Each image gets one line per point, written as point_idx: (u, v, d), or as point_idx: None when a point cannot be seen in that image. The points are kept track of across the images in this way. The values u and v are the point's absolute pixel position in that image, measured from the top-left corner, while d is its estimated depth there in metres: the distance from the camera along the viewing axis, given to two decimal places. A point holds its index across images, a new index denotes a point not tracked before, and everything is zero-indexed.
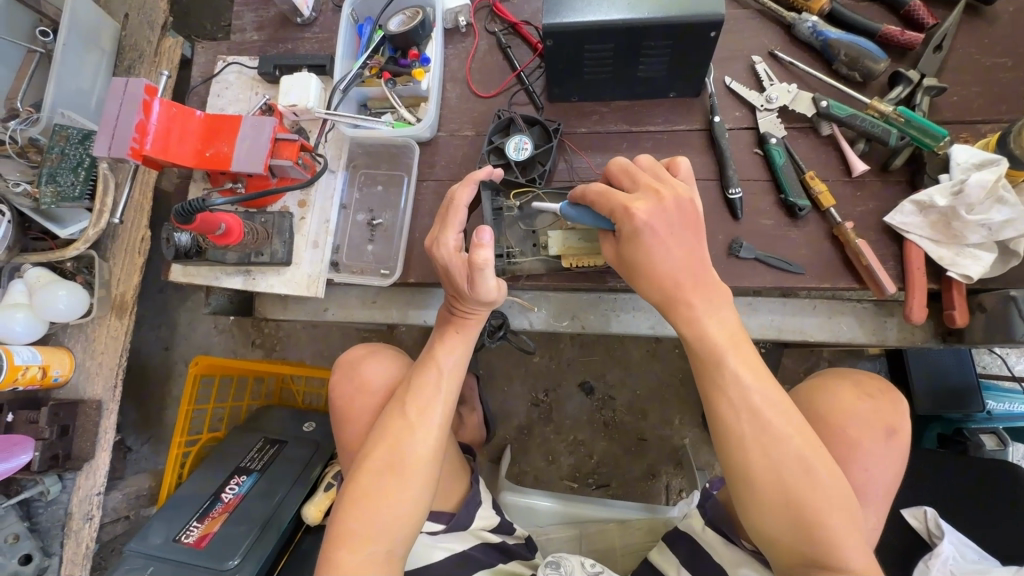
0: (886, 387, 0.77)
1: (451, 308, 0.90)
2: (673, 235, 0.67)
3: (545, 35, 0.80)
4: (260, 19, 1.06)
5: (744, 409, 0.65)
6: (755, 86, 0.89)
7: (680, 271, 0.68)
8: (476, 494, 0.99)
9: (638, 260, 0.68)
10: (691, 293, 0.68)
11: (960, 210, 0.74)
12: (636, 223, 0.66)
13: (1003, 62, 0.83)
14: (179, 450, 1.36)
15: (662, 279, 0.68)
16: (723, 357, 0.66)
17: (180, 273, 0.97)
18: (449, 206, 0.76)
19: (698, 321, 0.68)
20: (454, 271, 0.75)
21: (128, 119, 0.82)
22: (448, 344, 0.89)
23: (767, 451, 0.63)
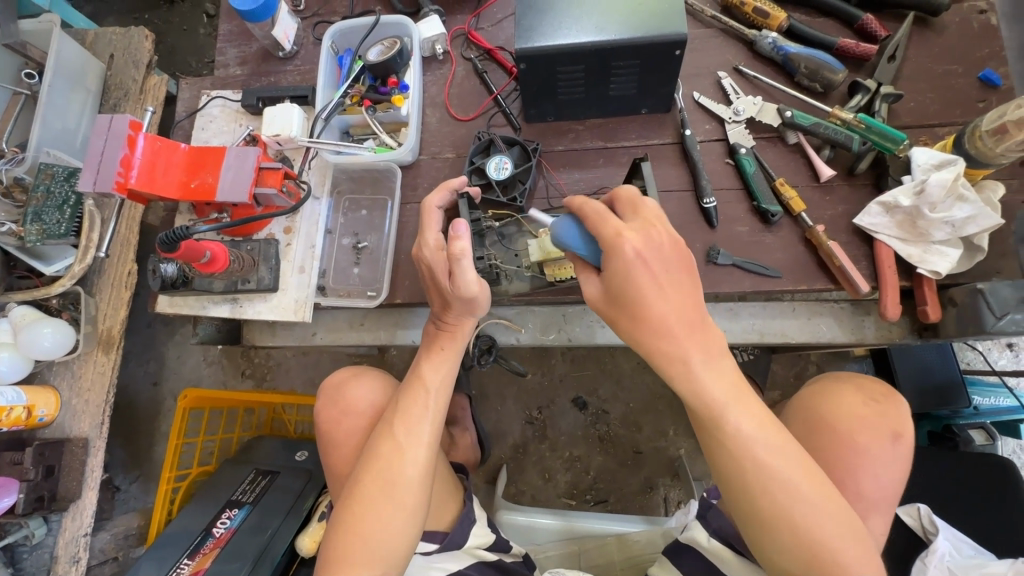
0: (887, 395, 0.78)
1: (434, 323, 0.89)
2: (665, 272, 0.63)
3: (519, 59, 0.83)
4: (243, 54, 1.09)
5: (751, 459, 0.62)
6: (722, 100, 0.92)
7: (679, 320, 0.64)
8: (469, 513, 0.99)
9: (633, 294, 0.64)
10: (683, 346, 0.64)
11: (924, 209, 0.77)
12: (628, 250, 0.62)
13: (954, 69, 0.87)
14: (168, 487, 1.33)
15: (668, 321, 0.63)
16: (724, 414, 0.64)
17: (166, 305, 0.97)
18: (424, 209, 0.79)
19: (694, 376, 0.64)
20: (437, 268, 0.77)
21: (113, 154, 0.84)
22: (434, 361, 0.89)
23: (768, 491, 0.62)
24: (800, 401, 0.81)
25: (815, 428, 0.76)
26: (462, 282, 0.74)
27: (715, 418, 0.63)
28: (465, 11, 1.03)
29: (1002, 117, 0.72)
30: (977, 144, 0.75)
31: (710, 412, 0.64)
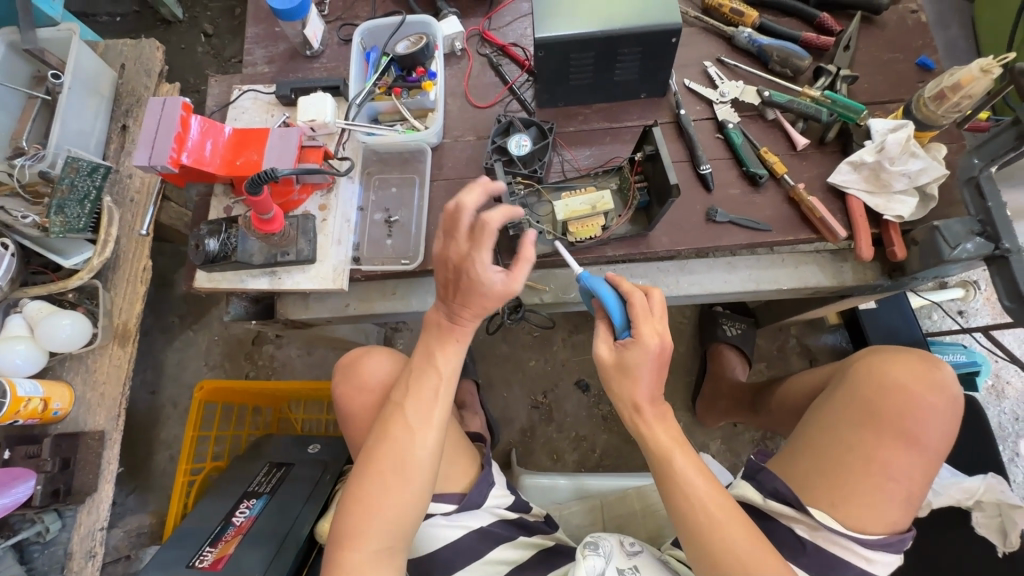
0: (940, 365, 0.92)
1: (447, 312, 0.89)
2: (646, 319, 0.80)
3: (538, 47, 0.95)
4: (271, 53, 1.18)
5: (693, 498, 0.75)
6: (709, 85, 1.07)
7: (648, 397, 0.81)
8: (488, 476, 0.98)
9: (625, 361, 0.80)
10: (638, 396, 0.81)
11: (885, 163, 0.92)
12: (652, 346, 0.78)
13: (897, 56, 1.05)
14: (184, 478, 1.35)
15: (639, 401, 0.81)
16: (673, 456, 0.77)
17: (205, 279, 1.01)
18: (456, 210, 0.81)
19: (649, 431, 0.79)
20: (489, 283, 0.82)
21: (166, 133, 0.91)
22: (446, 349, 0.89)
23: (698, 516, 0.74)
24: (869, 368, 0.93)
25: (892, 389, 0.89)
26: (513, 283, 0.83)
27: (665, 461, 0.78)
28: (478, 14, 1.15)
29: (940, 85, 0.87)
30: (923, 109, 0.90)
31: (661, 458, 0.78)
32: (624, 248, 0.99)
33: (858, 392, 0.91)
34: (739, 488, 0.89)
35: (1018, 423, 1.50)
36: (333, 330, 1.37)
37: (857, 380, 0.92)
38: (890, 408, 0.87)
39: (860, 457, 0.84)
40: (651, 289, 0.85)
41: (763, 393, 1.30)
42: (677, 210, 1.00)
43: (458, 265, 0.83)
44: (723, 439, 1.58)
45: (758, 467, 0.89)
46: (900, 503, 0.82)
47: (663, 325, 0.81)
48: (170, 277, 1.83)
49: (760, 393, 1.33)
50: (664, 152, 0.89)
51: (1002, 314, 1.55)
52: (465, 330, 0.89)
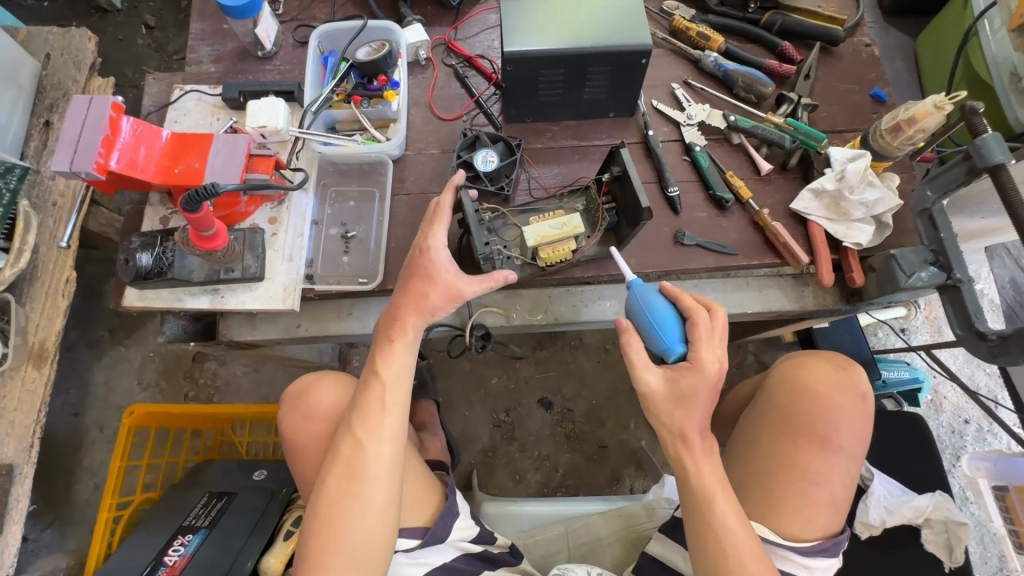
0: (847, 363, 0.95)
1: (392, 311, 0.81)
2: (707, 345, 0.75)
3: (506, 61, 0.92)
4: (218, 52, 1.09)
5: (728, 543, 0.73)
6: (677, 107, 1.07)
7: (698, 429, 0.76)
8: (453, 505, 0.92)
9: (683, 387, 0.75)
10: (688, 430, 0.75)
11: (845, 192, 0.94)
12: (711, 376, 0.74)
13: (852, 87, 1.08)
14: (108, 514, 1.21)
15: (687, 431, 0.75)
16: (715, 498, 0.74)
17: (136, 297, 0.92)
18: (433, 214, 0.84)
19: (699, 476, 0.75)
20: (435, 266, 0.80)
21: (92, 135, 0.81)
22: (387, 355, 0.81)
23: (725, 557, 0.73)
24: (782, 376, 0.95)
25: (802, 393, 0.90)
26: (472, 284, 0.81)
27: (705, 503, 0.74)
28: (444, 23, 1.11)
29: (896, 118, 0.89)
30: (880, 141, 0.92)
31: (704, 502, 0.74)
32: (593, 270, 0.97)
33: (773, 399, 0.92)
34: None
35: (955, 436, 1.58)
36: (284, 349, 1.29)
37: (774, 389, 0.94)
38: (801, 412, 0.89)
39: (779, 463, 0.86)
40: (714, 308, 0.80)
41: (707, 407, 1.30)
42: (645, 232, 0.99)
43: (413, 256, 0.83)
44: None
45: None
46: (827, 507, 0.84)
47: (723, 348, 0.77)
48: (99, 287, 1.67)
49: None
50: (632, 173, 0.88)
51: (940, 331, 1.64)
52: (407, 331, 0.80)
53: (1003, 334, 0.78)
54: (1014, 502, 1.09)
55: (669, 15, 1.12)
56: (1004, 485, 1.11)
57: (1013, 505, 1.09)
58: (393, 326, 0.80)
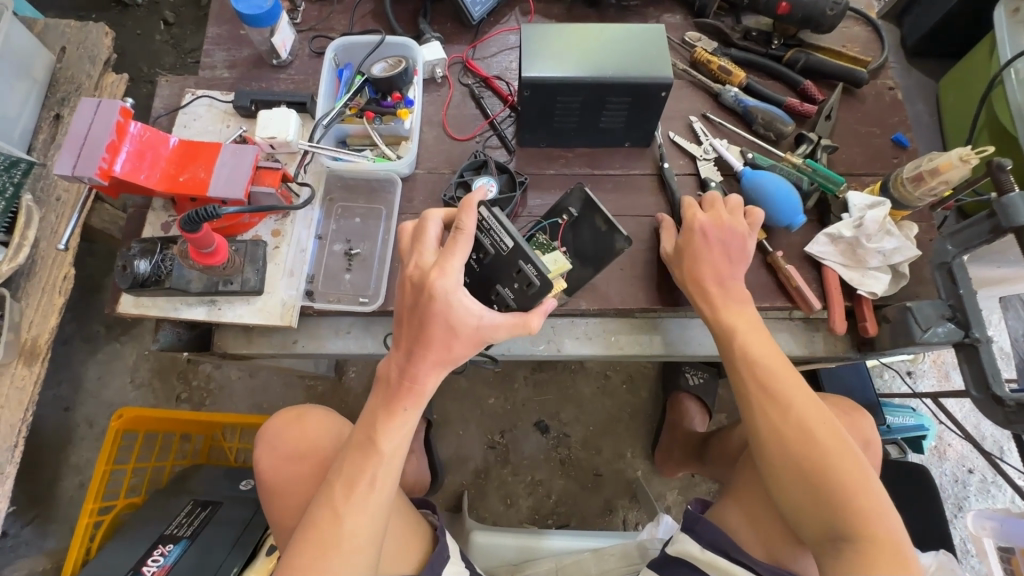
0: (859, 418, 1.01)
1: (401, 366, 0.74)
2: (692, 209, 0.88)
3: (524, 86, 0.91)
4: (233, 58, 1.08)
5: (754, 383, 0.77)
6: (693, 140, 1.05)
7: (713, 278, 0.84)
8: (443, 549, 0.88)
9: (685, 251, 0.87)
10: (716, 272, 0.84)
11: (862, 240, 0.92)
12: (699, 227, 0.85)
13: (873, 130, 1.06)
14: (90, 519, 1.17)
15: (704, 280, 0.84)
16: (739, 342, 0.80)
17: (131, 304, 0.90)
18: (456, 234, 0.72)
19: (757, 368, 0.78)
20: (454, 309, 0.71)
21: (96, 140, 0.80)
22: (394, 421, 0.74)
23: (810, 461, 0.72)
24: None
25: None
26: (497, 329, 0.74)
27: (782, 408, 0.75)
28: (463, 42, 1.10)
29: (919, 167, 0.87)
30: (901, 189, 0.90)
31: (769, 407, 0.76)
32: (599, 304, 0.95)
33: None
34: (680, 543, 0.88)
35: (958, 485, 1.55)
36: (280, 361, 1.26)
37: None
38: None
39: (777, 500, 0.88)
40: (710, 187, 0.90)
41: (711, 443, 1.31)
42: (655, 267, 0.97)
43: (418, 290, 0.72)
44: (680, 488, 1.55)
45: (696, 517, 0.90)
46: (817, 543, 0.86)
47: (709, 211, 0.87)
48: (99, 282, 1.66)
49: (709, 442, 1.34)
50: (603, 211, 0.89)
51: (947, 377, 1.61)
52: (423, 389, 0.74)
53: (1021, 401, 0.75)
54: (1019, 564, 1.05)
55: (690, 46, 1.11)
56: (1010, 546, 1.08)
57: (1018, 567, 1.06)
58: (408, 380, 0.73)
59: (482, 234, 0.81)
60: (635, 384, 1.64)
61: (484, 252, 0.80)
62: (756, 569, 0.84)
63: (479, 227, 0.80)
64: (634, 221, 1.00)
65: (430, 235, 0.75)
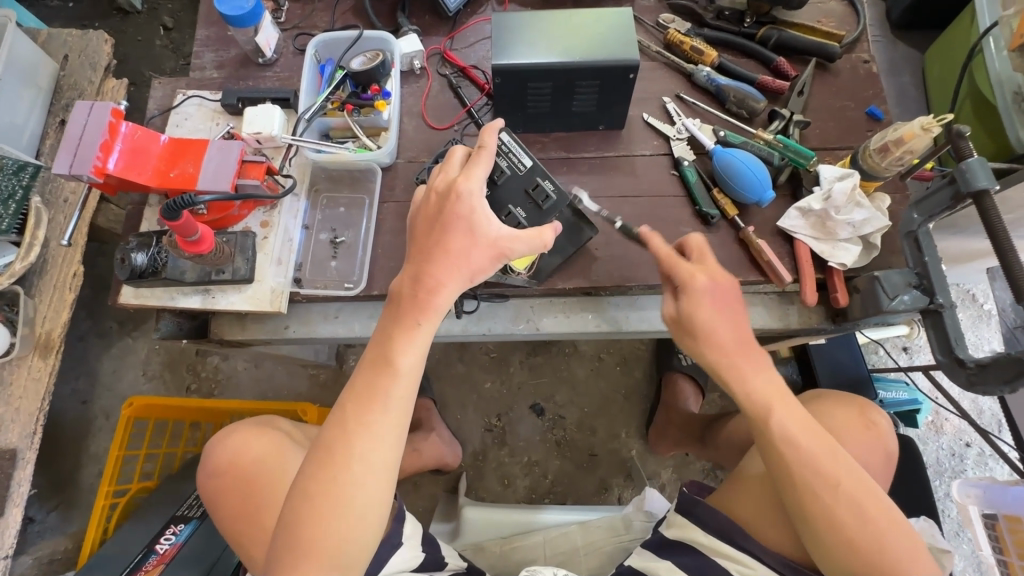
0: (875, 416, 0.96)
1: (412, 277, 0.78)
2: (692, 275, 0.83)
3: (495, 73, 0.94)
4: (221, 58, 1.13)
5: (789, 451, 0.76)
6: (667, 121, 1.07)
7: (731, 346, 0.81)
8: (394, 535, 0.93)
9: (696, 324, 0.81)
10: (724, 339, 0.81)
11: (831, 212, 0.93)
12: (698, 293, 0.82)
13: (847, 104, 1.07)
14: (106, 501, 1.24)
15: (723, 348, 0.81)
16: (766, 408, 0.78)
17: (131, 295, 0.96)
18: (480, 150, 0.84)
19: (787, 433, 0.77)
20: (477, 214, 0.79)
21: (91, 139, 0.85)
22: (409, 339, 0.76)
23: (862, 540, 0.72)
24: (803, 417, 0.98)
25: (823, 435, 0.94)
26: (516, 241, 0.81)
27: (829, 486, 0.74)
28: (440, 33, 1.13)
29: (884, 138, 0.88)
30: (869, 160, 0.91)
31: (820, 490, 0.74)
32: (575, 283, 0.98)
33: None
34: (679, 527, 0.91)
35: (955, 459, 1.55)
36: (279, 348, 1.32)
37: None
38: None
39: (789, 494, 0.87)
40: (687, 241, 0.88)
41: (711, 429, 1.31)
42: (630, 246, 1.00)
43: (445, 196, 0.81)
44: (675, 467, 1.58)
45: (695, 501, 0.90)
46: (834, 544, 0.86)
47: (710, 275, 0.83)
48: (110, 280, 1.73)
49: (710, 426, 1.34)
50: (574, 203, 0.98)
51: None
52: (440, 302, 0.77)
53: (982, 362, 0.76)
54: (1003, 531, 1.07)
55: (664, 28, 1.12)
56: (993, 513, 1.09)
57: (1002, 534, 1.07)
58: (423, 293, 0.77)
59: (500, 157, 0.96)
60: (629, 366, 1.66)
61: (501, 173, 0.96)
62: (765, 560, 0.84)
63: (501, 148, 0.96)
64: (609, 201, 1.03)
65: (456, 156, 0.86)
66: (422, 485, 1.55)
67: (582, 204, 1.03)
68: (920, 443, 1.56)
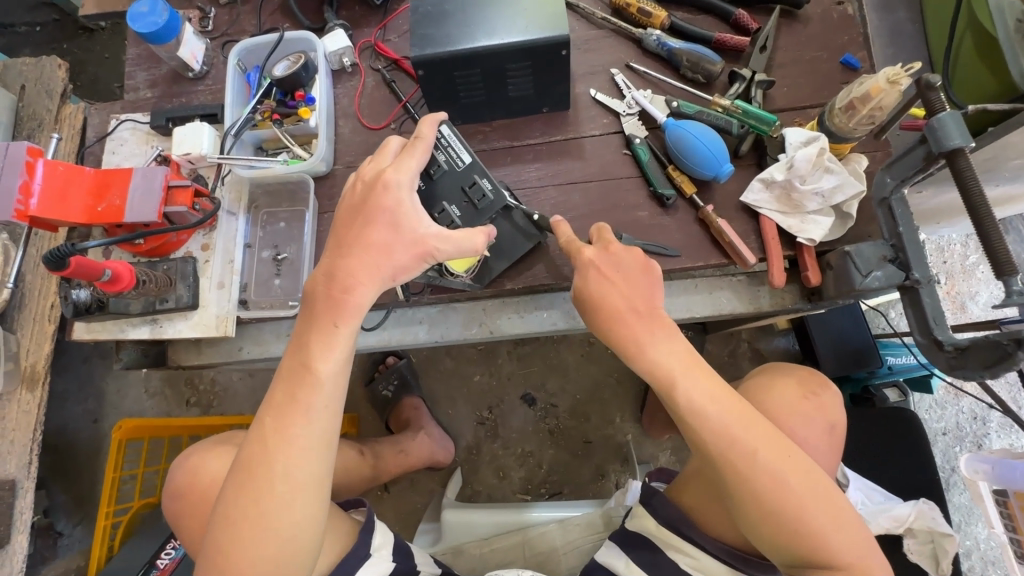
0: (821, 388, 0.89)
1: (327, 274, 0.70)
2: (598, 259, 0.75)
3: (416, 66, 0.87)
4: (153, 77, 1.09)
5: (707, 429, 0.70)
6: (617, 95, 0.98)
7: (631, 311, 0.74)
8: (360, 548, 0.86)
9: (588, 297, 0.75)
10: (626, 310, 0.73)
11: (795, 182, 0.84)
12: (587, 267, 0.75)
13: (820, 55, 0.95)
14: (106, 522, 1.30)
15: (620, 318, 0.73)
16: (677, 384, 0.71)
17: (83, 331, 0.96)
18: (413, 141, 0.75)
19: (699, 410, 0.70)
20: (404, 207, 0.71)
21: (10, 182, 0.83)
22: (326, 342, 0.69)
23: (783, 520, 0.68)
24: (748, 396, 0.91)
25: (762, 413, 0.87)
26: (445, 242, 0.72)
27: (744, 458, 0.69)
28: (371, 25, 1.06)
29: (850, 95, 0.79)
30: (835, 121, 0.82)
31: (738, 465, 0.69)
32: (524, 280, 0.93)
33: None
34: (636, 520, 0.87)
35: (977, 423, 1.44)
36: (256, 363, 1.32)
37: None
38: None
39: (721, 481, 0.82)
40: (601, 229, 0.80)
41: None
42: (582, 236, 0.93)
43: (370, 187, 0.72)
44: (673, 449, 1.53)
45: (651, 492, 0.87)
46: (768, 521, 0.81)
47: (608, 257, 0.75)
48: None
49: None
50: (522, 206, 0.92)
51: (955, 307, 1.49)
52: (359, 301, 0.70)
53: (960, 345, 0.68)
54: (1014, 509, 0.99)
55: None
56: (1003, 489, 1.01)
57: (1013, 512, 0.99)
58: (338, 291, 0.69)
59: (438, 150, 0.88)
60: None
61: (437, 167, 0.87)
62: (706, 548, 0.81)
63: (439, 142, 0.88)
64: (557, 189, 0.96)
65: (389, 146, 0.76)
66: (418, 482, 1.55)
67: (529, 195, 0.96)
68: (936, 408, 1.46)
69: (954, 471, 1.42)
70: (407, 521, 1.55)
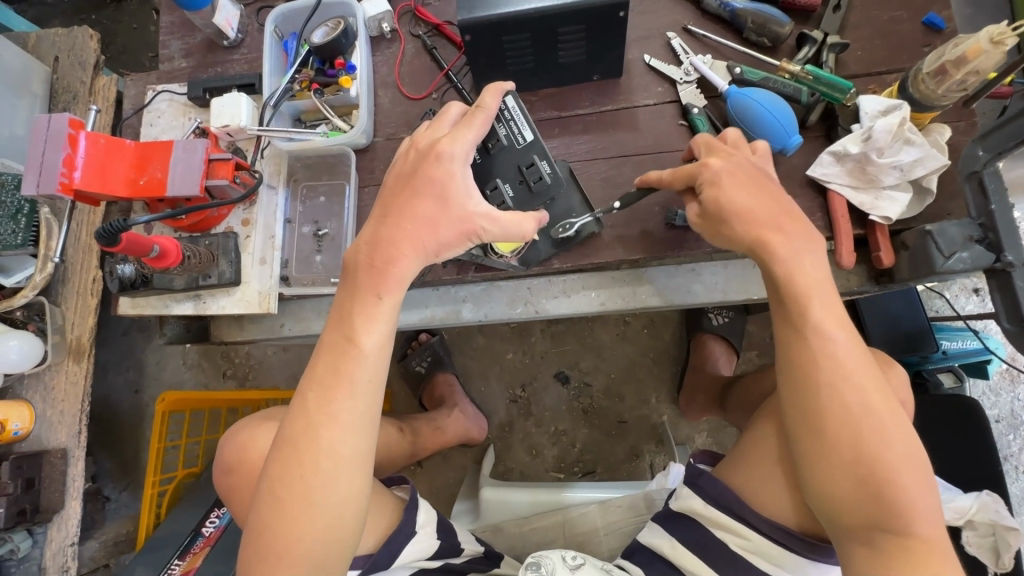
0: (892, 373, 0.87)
1: (370, 243, 0.68)
2: (746, 176, 0.73)
3: (463, 30, 0.82)
4: (187, 45, 1.06)
5: (805, 368, 0.67)
6: (673, 61, 0.92)
7: (772, 220, 0.70)
8: (407, 525, 0.86)
9: (724, 205, 0.72)
10: (780, 220, 0.70)
11: (872, 155, 0.77)
12: (714, 171, 0.74)
13: (899, 14, 0.87)
14: (153, 490, 1.34)
15: (766, 221, 0.70)
16: (811, 301, 0.68)
17: (128, 306, 0.96)
18: (475, 110, 0.71)
19: (811, 350, 0.67)
20: (455, 181, 0.68)
21: (54, 156, 0.82)
22: (368, 315, 0.67)
23: (866, 484, 0.64)
24: None
25: None
26: (492, 222, 0.69)
27: (845, 407, 0.65)
28: None
29: (941, 58, 0.72)
30: (921, 87, 0.75)
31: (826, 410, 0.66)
32: (572, 260, 0.89)
33: None
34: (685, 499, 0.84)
35: None
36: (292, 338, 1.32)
37: None
38: None
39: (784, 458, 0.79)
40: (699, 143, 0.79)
41: (734, 388, 1.23)
42: (634, 212, 0.89)
43: (423, 156, 0.69)
44: (710, 431, 1.51)
45: (699, 471, 0.84)
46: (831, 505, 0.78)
47: (739, 155, 0.75)
48: None
49: (730, 388, 1.26)
50: (582, 190, 0.88)
51: None
52: (402, 274, 0.67)
53: None
54: None
55: None
56: None
57: None
58: (381, 263, 0.67)
59: (500, 122, 0.83)
60: (656, 328, 1.57)
61: (496, 141, 0.83)
62: (764, 531, 0.78)
63: (500, 115, 0.82)
64: (608, 162, 0.91)
65: (450, 112, 0.72)
66: (451, 458, 1.56)
67: (578, 169, 0.91)
68: (990, 395, 1.39)
69: (1007, 459, 1.37)
70: (441, 496, 1.56)
